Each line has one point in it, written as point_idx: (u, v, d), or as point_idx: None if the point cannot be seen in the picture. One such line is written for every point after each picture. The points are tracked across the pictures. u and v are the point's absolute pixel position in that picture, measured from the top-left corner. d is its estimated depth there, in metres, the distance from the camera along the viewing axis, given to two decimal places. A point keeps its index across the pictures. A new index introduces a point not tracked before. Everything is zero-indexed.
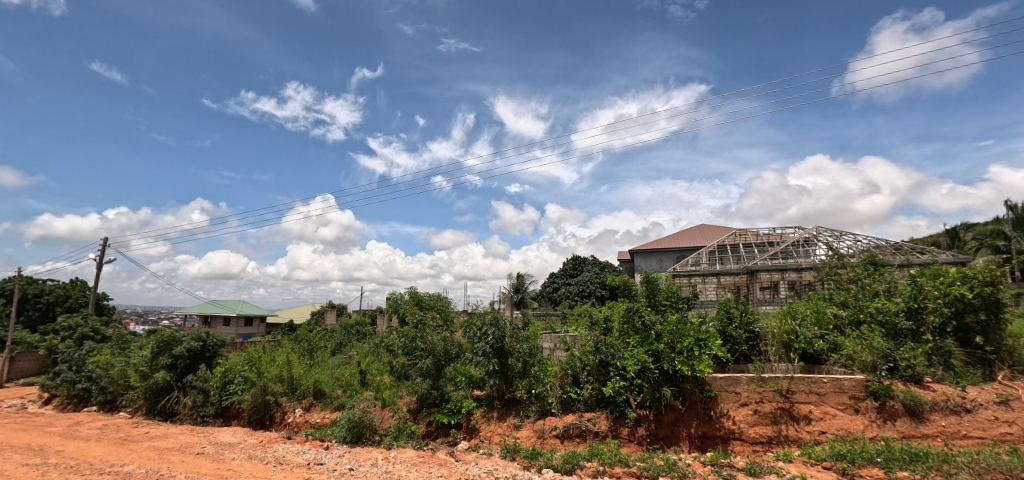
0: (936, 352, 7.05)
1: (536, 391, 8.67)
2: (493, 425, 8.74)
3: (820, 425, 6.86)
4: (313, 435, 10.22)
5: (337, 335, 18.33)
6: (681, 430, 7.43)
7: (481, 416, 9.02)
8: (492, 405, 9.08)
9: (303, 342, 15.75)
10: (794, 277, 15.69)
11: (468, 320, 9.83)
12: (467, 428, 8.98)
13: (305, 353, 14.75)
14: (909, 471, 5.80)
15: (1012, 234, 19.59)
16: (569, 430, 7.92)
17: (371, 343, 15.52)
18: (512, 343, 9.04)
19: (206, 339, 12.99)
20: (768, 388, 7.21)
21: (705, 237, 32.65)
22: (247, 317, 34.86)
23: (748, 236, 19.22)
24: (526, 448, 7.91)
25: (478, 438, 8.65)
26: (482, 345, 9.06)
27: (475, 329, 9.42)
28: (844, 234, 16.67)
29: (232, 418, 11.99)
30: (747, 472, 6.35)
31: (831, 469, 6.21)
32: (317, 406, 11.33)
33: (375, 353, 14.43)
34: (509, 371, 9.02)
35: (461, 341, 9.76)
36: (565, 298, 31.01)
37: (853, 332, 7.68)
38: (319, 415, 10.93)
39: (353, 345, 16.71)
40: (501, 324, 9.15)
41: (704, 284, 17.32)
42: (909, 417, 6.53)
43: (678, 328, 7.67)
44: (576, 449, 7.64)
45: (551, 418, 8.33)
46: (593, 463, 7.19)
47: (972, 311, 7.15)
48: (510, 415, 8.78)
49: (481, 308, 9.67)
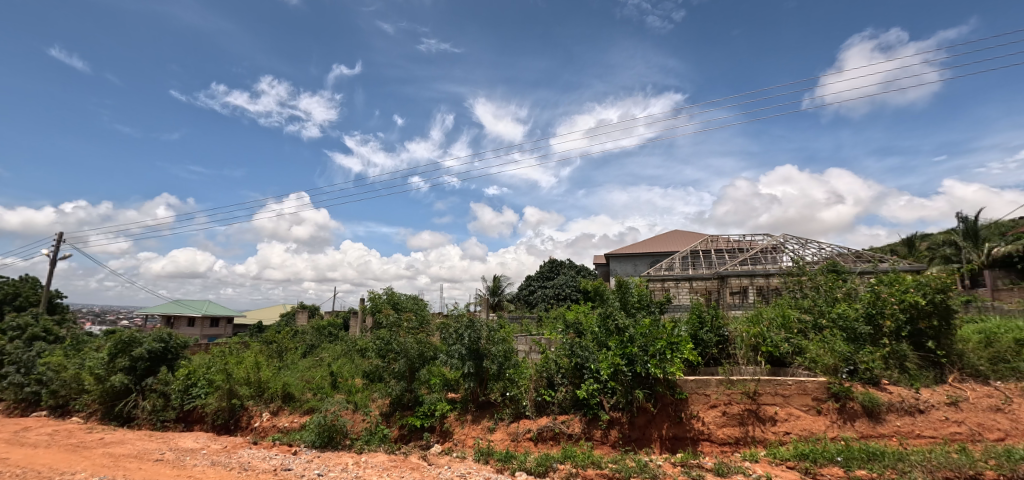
0: (892, 356, 7.42)
1: (511, 393, 8.72)
2: (467, 428, 8.74)
3: (785, 426, 7.11)
4: (280, 440, 10.03)
5: (308, 336, 17.99)
6: (653, 432, 7.59)
7: (455, 418, 9.00)
8: (466, 408, 9.06)
9: (272, 344, 15.40)
10: (763, 283, 16.18)
11: (444, 322, 9.83)
12: (441, 431, 8.94)
13: (274, 355, 14.46)
14: (867, 470, 6.06)
15: (962, 244, 20.71)
16: (543, 433, 8.00)
17: (344, 345, 15.29)
18: (487, 345, 9.08)
19: (168, 340, 12.61)
20: (735, 390, 7.44)
21: (679, 242, 33.39)
22: (213, 318, 33.88)
23: (720, 242, 19.70)
24: (500, 451, 7.95)
25: (452, 442, 8.64)
26: (457, 347, 9.10)
27: (451, 331, 9.43)
28: (810, 242, 17.29)
29: (195, 423, 11.65)
30: (715, 472, 6.52)
31: (795, 468, 6.44)
32: (285, 410, 11.12)
33: (347, 355, 14.23)
34: (484, 374, 9.01)
35: (436, 343, 9.75)
36: (541, 300, 31.17)
37: (816, 336, 7.99)
38: (288, 419, 10.75)
39: (326, 347, 16.43)
40: (476, 326, 9.20)
41: (677, 288, 17.76)
42: (867, 417, 6.84)
43: (651, 331, 7.82)
44: (550, 451, 7.73)
45: (524, 420, 8.39)
46: (566, 465, 7.27)
47: (925, 317, 7.54)
48: (484, 418, 8.80)
49: (457, 310, 9.69)
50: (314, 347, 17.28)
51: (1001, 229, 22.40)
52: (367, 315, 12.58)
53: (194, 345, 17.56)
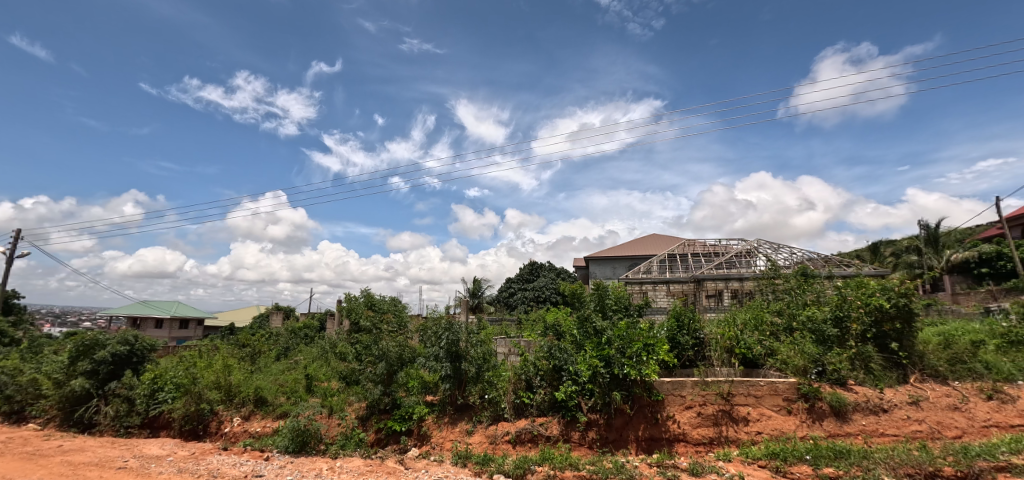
0: (858, 357, 7.71)
1: (489, 395, 8.73)
2: (445, 431, 8.73)
3: (757, 426, 7.31)
4: (252, 445, 9.86)
5: (283, 339, 17.67)
6: (630, 433, 7.72)
7: (433, 421, 8.97)
8: (444, 411, 9.05)
9: (245, 347, 15.09)
10: (737, 286, 16.64)
11: (423, 324, 9.84)
12: (418, 434, 8.92)
13: (246, 358, 14.17)
14: (834, 468, 6.29)
15: (923, 251, 21.63)
16: (522, 435, 8.04)
17: (320, 347, 15.11)
18: (466, 347, 9.13)
19: (134, 343, 12.26)
20: (710, 392, 7.63)
21: (657, 246, 33.93)
22: (182, 320, 32.98)
23: (696, 246, 20.12)
24: (478, 454, 7.98)
25: (429, 445, 8.63)
26: (436, 349, 9.11)
27: (430, 333, 9.44)
28: (782, 246, 17.78)
29: (160, 429, 11.32)
30: (690, 472, 6.67)
31: (766, 467, 6.64)
32: (257, 414, 10.94)
33: (323, 357, 14.07)
34: (462, 376, 9.04)
35: (415, 346, 9.74)
36: (520, 303, 31.27)
37: (787, 339, 8.26)
38: (260, 424, 10.57)
39: (301, 350, 16.17)
40: (456, 328, 9.21)
41: (655, 291, 18.12)
42: (834, 417, 7.09)
43: (628, 334, 7.96)
44: (528, 454, 7.78)
45: (503, 423, 8.42)
46: (544, 467, 7.34)
47: (889, 319, 7.86)
48: (462, 420, 8.81)
49: (436, 313, 9.70)
50: (289, 350, 16.98)
51: (959, 236, 23.48)
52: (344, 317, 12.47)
53: (162, 348, 17.05)
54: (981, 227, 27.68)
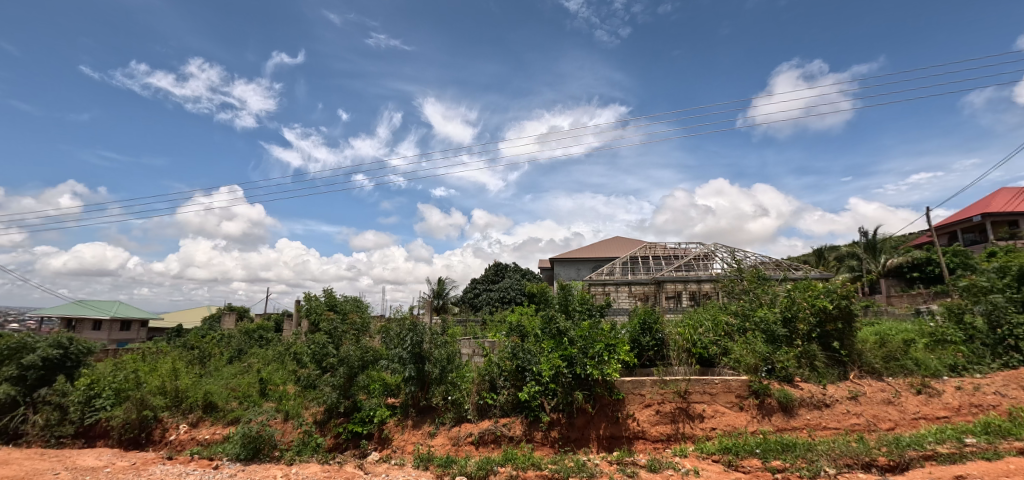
0: (804, 356, 8.21)
1: (453, 397, 8.77)
2: (407, 434, 8.70)
3: (711, 423, 7.67)
4: (199, 454, 9.53)
5: (236, 341, 17.02)
6: (591, 432, 7.93)
7: (395, 424, 8.93)
8: (407, 413, 9.00)
9: (195, 350, 14.44)
10: (695, 288, 17.24)
11: (386, 326, 9.78)
12: (379, 438, 8.85)
13: (195, 362, 13.62)
14: (781, 460, 6.67)
15: (862, 256, 22.90)
16: (484, 436, 8.12)
17: (276, 350, 14.65)
18: (430, 348, 9.11)
19: (67, 346, 11.62)
20: (668, 390, 7.94)
21: (620, 248, 34.69)
22: (123, 321, 31.21)
23: (657, 250, 20.73)
24: (440, 456, 8.00)
25: (390, 449, 8.57)
26: (400, 351, 9.06)
27: (393, 335, 9.39)
28: (737, 250, 18.55)
29: (97, 438, 10.73)
30: (648, 469, 6.92)
31: (719, 461, 6.97)
32: (206, 421, 10.55)
33: (280, 360, 13.68)
34: (425, 377, 9.02)
35: (376, 348, 9.61)
36: (485, 304, 31.30)
37: (740, 338, 8.69)
38: (208, 431, 10.20)
39: (255, 353, 15.59)
40: (419, 329, 9.20)
41: (617, 292, 18.71)
42: (782, 412, 7.52)
43: (590, 334, 8.19)
44: (490, 455, 7.86)
45: (466, 425, 8.47)
46: (507, 467, 7.45)
47: (832, 320, 8.40)
48: (425, 423, 8.79)
49: (400, 314, 9.65)
50: (241, 353, 16.31)
51: (895, 243, 25.23)
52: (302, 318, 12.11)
53: (100, 352, 16.08)
54: (914, 235, 29.91)
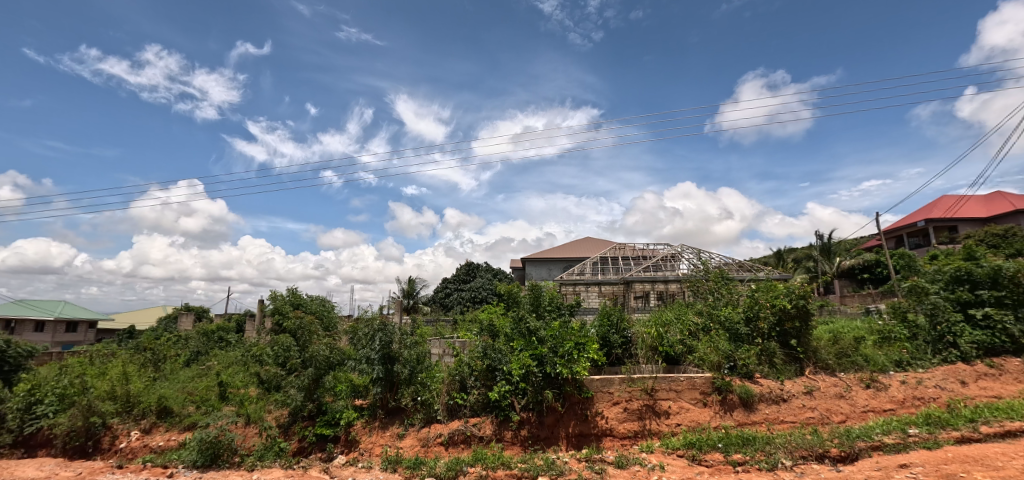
0: (764, 353, 8.59)
1: (422, 397, 8.75)
2: (375, 436, 8.65)
3: (676, 419, 7.94)
4: (152, 462, 9.22)
5: (194, 342, 16.43)
6: (561, 430, 8.08)
7: (362, 426, 8.85)
8: (375, 415, 8.94)
9: (147, 352, 13.78)
10: (662, 288, 17.71)
11: (353, 326, 9.68)
12: (346, 440, 8.76)
13: (149, 364, 13.10)
14: (741, 454, 6.97)
15: (818, 257, 24.04)
16: (454, 436, 8.15)
17: (238, 351, 14.24)
18: (399, 349, 9.08)
19: (5, 349, 11.08)
20: (635, 388, 8.17)
21: (590, 249, 35.18)
22: (69, 322, 29.61)
23: (626, 250, 21.17)
24: (408, 458, 8.00)
25: (358, 451, 8.51)
26: (368, 351, 9.00)
27: (361, 335, 9.32)
28: (703, 251, 19.13)
29: (38, 447, 10.22)
30: (616, 465, 7.11)
31: (684, 456, 7.23)
32: (160, 427, 10.11)
33: (242, 361, 13.31)
34: (394, 378, 8.97)
35: (344, 349, 9.60)
36: (455, 304, 31.21)
37: (705, 337, 9.00)
38: (163, 437, 9.81)
39: (215, 354, 15.10)
40: (388, 329, 9.17)
41: (587, 292, 19.06)
42: (742, 408, 7.86)
43: (560, 333, 8.36)
44: (460, 455, 7.91)
45: (435, 425, 8.50)
46: (476, 467, 7.51)
47: (790, 319, 8.81)
48: (393, 424, 8.77)
49: (368, 314, 9.56)
50: (200, 355, 15.73)
51: (849, 245, 26.53)
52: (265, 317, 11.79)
53: (43, 356, 15.28)
54: (865, 238, 31.51)
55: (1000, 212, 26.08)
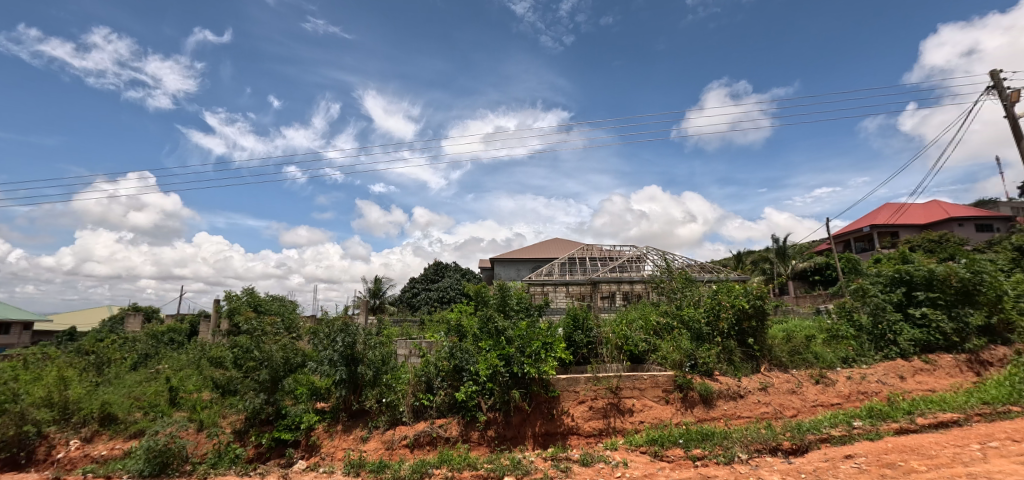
0: (723, 351, 8.94)
1: (387, 399, 8.68)
2: (337, 440, 8.53)
3: (640, 416, 8.17)
4: (94, 472, 8.82)
5: (142, 344, 15.71)
6: (527, 430, 8.17)
7: (323, 430, 8.69)
8: (337, 418, 8.80)
9: (89, 355, 13.04)
10: (628, 289, 18.06)
11: (315, 327, 9.47)
12: (306, 445, 8.60)
13: (92, 368, 12.45)
14: (701, 448, 7.25)
15: (773, 259, 25.10)
16: (419, 438, 8.14)
17: (191, 354, 13.70)
18: (363, 350, 8.98)
19: None
20: (601, 386, 8.36)
21: (558, 249, 35.60)
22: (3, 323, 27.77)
23: (594, 251, 21.52)
24: (372, 461, 7.93)
25: (319, 456, 8.38)
26: (330, 353, 8.85)
27: (323, 336, 9.14)
28: (667, 253, 19.68)
29: None
30: (581, 463, 7.26)
31: (646, 452, 7.45)
32: (102, 435, 9.81)
33: (194, 365, 12.84)
34: (358, 380, 8.86)
35: (305, 349, 9.36)
36: (423, 304, 31.00)
37: (668, 336, 9.31)
38: (105, 447, 9.46)
39: (165, 358, 14.47)
40: (351, 330, 9.05)
41: (555, 292, 19.29)
42: (702, 404, 8.16)
43: (528, 333, 8.47)
44: (425, 457, 7.90)
45: (401, 427, 8.46)
46: (442, 469, 7.52)
47: (748, 318, 9.19)
48: (357, 427, 8.67)
49: (332, 314, 9.40)
50: (148, 358, 15.03)
51: (802, 249, 27.84)
52: (221, 319, 11.41)
53: None
54: (818, 242, 33.13)
55: (936, 218, 27.93)
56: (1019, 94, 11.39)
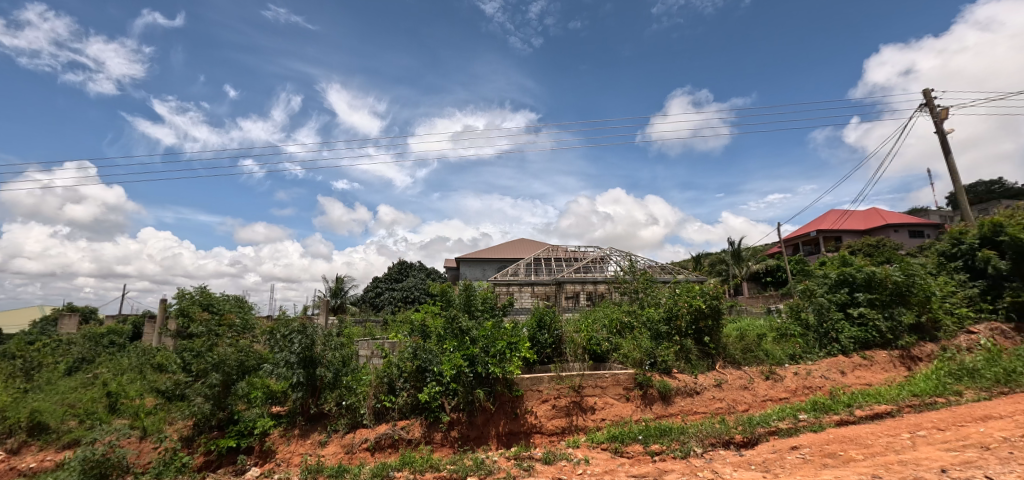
0: (681, 350, 9.29)
1: (348, 402, 8.56)
2: (293, 445, 8.35)
3: (601, 414, 8.38)
4: None
5: (79, 348, 14.82)
6: (491, 430, 8.24)
7: (279, 435, 8.49)
8: (294, 422, 8.62)
9: (17, 359, 12.20)
10: (592, 288, 18.49)
11: (272, 327, 9.19)
12: (260, 451, 8.39)
13: (21, 373, 11.66)
14: (659, 444, 7.51)
15: (729, 261, 26.15)
16: (381, 441, 8.07)
17: (134, 358, 13.07)
18: (322, 351, 8.81)
19: None
20: (564, 385, 8.53)
21: (523, 249, 35.87)
22: None
23: (559, 252, 21.83)
24: (332, 466, 7.81)
25: (274, 462, 8.17)
26: (287, 354, 8.60)
27: (279, 337, 8.86)
28: (630, 254, 20.19)
29: None
30: (543, 461, 7.39)
31: (607, 449, 7.66)
32: (31, 446, 9.26)
33: (136, 369, 12.32)
34: (317, 382, 8.69)
35: (260, 351, 9.06)
36: (387, 304, 30.57)
37: (629, 336, 9.59)
38: (35, 459, 8.94)
39: (104, 362, 13.74)
40: (309, 331, 8.76)
41: (520, 292, 19.45)
42: (661, 401, 8.45)
43: (492, 333, 8.55)
44: (387, 460, 7.85)
45: (361, 430, 8.37)
46: (403, 472, 7.48)
47: (704, 317, 9.56)
48: (314, 431, 8.52)
49: (289, 314, 9.13)
50: (85, 362, 14.24)
51: (756, 252, 29.12)
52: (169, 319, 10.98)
53: None
54: (770, 245, 34.75)
55: (875, 225, 29.78)
56: (948, 112, 12.34)
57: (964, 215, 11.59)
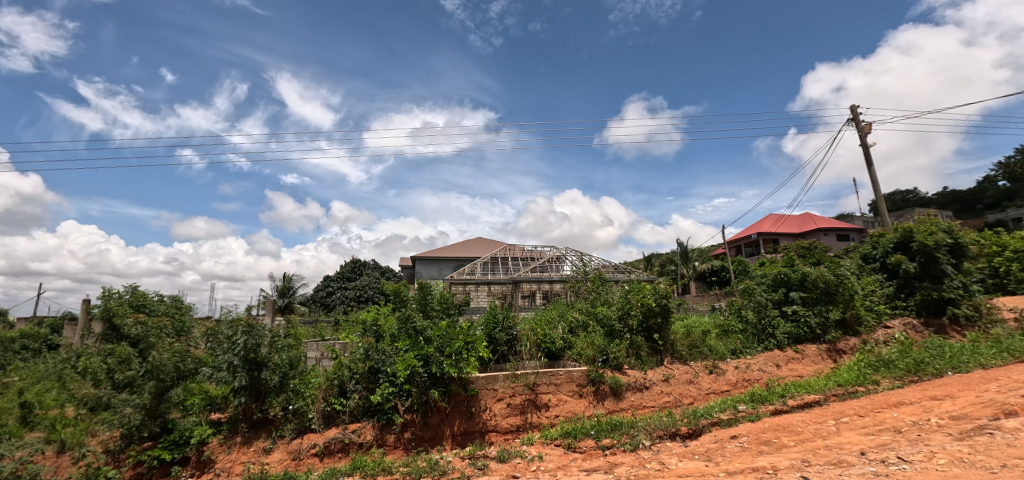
0: (631, 346, 9.64)
1: (295, 406, 8.34)
2: (235, 453, 8.07)
3: (555, 410, 8.58)
4: None
5: None
6: (445, 430, 8.25)
7: (219, 444, 8.15)
8: (235, 429, 8.32)
9: None
10: (548, 288, 18.80)
11: (213, 329, 8.83)
12: (197, 461, 8.02)
13: None
14: (610, 438, 7.78)
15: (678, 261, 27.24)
16: (330, 446, 7.92)
17: (53, 364, 12.08)
18: (268, 353, 8.46)
19: None
20: (519, 383, 8.67)
21: (480, 248, 35.88)
22: None
23: (515, 251, 22.00)
24: (277, 473, 7.63)
25: (213, 472, 7.86)
26: (229, 357, 8.25)
27: (222, 339, 8.49)
28: (585, 254, 20.64)
29: None
30: (498, 459, 7.48)
31: (560, 445, 7.86)
32: None
33: (55, 376, 11.42)
34: (262, 386, 8.38)
35: (198, 355, 8.56)
36: (339, 303, 29.80)
37: (582, 334, 9.86)
38: None
39: (19, 369, 12.63)
40: (256, 331, 8.41)
41: (476, 292, 19.47)
42: (612, 397, 8.75)
43: (447, 333, 8.52)
44: (337, 465, 7.72)
45: (309, 435, 8.17)
46: (355, 476, 7.40)
47: (654, 315, 9.94)
48: (258, 438, 8.27)
49: (233, 316, 8.79)
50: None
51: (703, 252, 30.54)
52: (96, 321, 10.25)
53: None
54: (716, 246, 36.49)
55: (808, 228, 31.92)
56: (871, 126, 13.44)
57: (882, 220, 12.66)
